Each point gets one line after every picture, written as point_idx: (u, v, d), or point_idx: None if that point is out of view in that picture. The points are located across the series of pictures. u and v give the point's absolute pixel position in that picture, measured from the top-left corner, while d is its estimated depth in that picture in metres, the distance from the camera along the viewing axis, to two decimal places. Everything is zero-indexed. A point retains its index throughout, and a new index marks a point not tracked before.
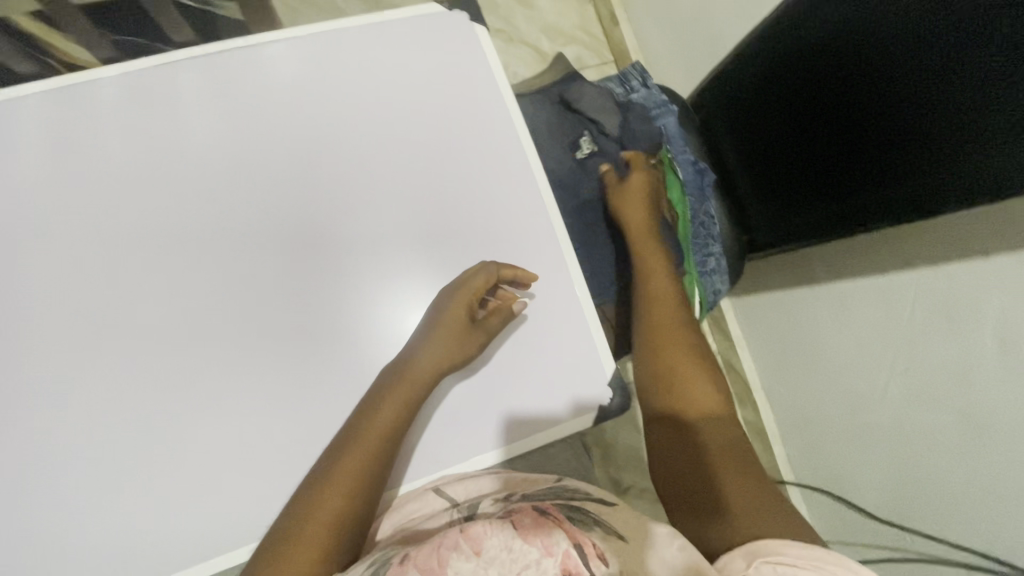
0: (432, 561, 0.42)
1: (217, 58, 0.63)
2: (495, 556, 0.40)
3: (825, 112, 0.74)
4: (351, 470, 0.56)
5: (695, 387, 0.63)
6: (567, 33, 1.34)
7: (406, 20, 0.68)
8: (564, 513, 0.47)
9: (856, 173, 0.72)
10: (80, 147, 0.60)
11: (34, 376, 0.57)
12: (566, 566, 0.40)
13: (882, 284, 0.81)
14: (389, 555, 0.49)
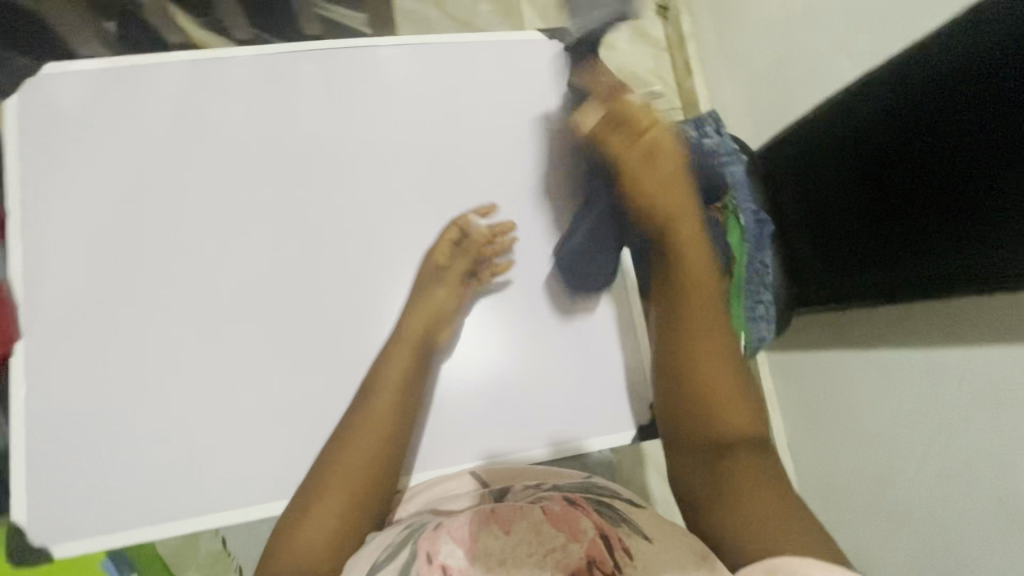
0: (463, 531, 0.48)
1: (341, 54, 0.70)
2: (522, 534, 0.46)
3: (883, 181, 0.75)
4: (365, 442, 0.58)
5: (727, 416, 0.54)
6: (641, 76, 1.40)
7: (511, 43, 0.74)
8: (592, 505, 0.51)
9: (908, 245, 0.72)
10: (208, 110, 0.67)
11: (121, 308, 0.61)
12: (592, 553, 0.44)
13: (930, 359, 0.80)
14: (421, 521, 0.53)
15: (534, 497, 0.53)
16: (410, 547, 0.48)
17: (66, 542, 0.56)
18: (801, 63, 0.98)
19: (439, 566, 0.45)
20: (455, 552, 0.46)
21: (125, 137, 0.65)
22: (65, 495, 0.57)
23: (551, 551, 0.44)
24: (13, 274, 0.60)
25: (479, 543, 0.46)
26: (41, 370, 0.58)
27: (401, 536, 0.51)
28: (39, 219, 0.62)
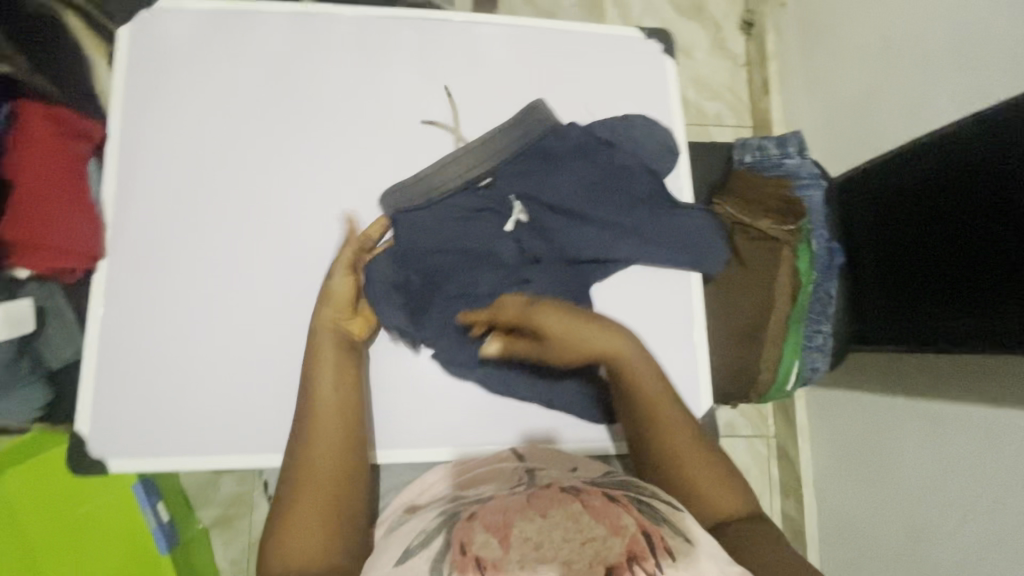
0: (500, 519, 0.44)
1: (440, 26, 0.71)
2: (557, 523, 0.43)
3: (965, 227, 0.70)
4: (329, 429, 0.53)
5: (715, 493, 0.53)
6: (714, 89, 1.38)
7: (608, 37, 0.74)
8: (632, 499, 0.46)
9: (984, 297, 0.68)
10: (306, 61, 0.68)
11: (199, 239, 0.62)
12: (632, 549, 0.41)
13: (986, 418, 0.77)
14: (459, 505, 0.49)
15: (571, 486, 0.48)
16: (445, 533, 0.45)
17: (118, 455, 0.58)
18: (892, 99, 0.96)
19: (473, 560, 0.42)
20: (490, 542, 0.42)
21: (223, 77, 0.66)
22: (124, 410, 0.59)
23: (588, 543, 0.42)
24: (103, 192, 0.62)
25: (512, 531, 0.43)
26: (117, 288, 0.60)
27: (437, 521, 0.47)
28: (133, 143, 0.63)
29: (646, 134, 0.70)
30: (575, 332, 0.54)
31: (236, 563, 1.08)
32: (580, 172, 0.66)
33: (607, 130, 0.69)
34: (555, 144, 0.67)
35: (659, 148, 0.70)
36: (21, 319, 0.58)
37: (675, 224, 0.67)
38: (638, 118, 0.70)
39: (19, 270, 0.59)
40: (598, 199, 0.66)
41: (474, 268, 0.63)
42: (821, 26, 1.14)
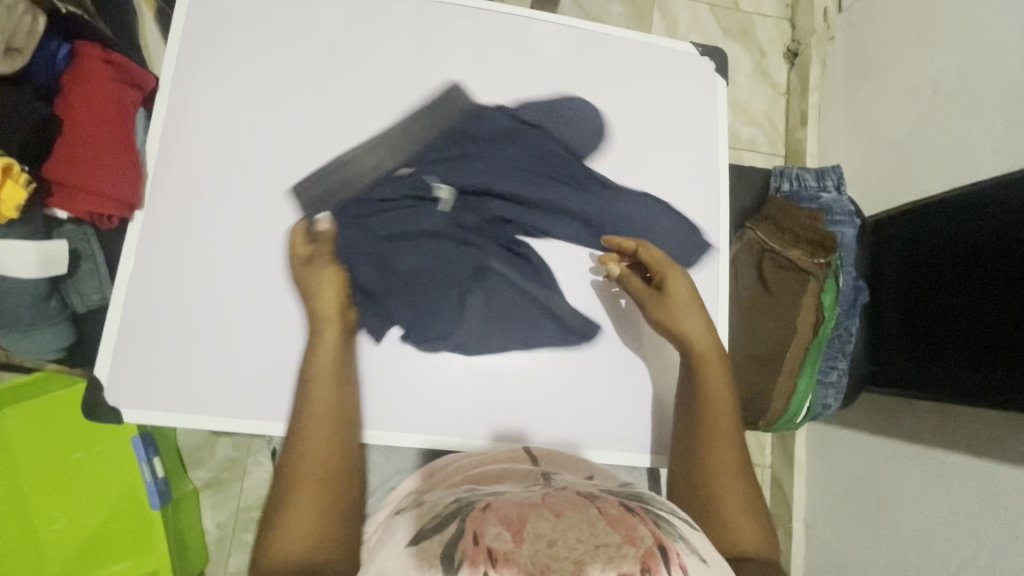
0: (513, 513, 0.37)
1: (499, 19, 0.71)
2: (574, 523, 0.36)
3: (986, 278, 0.69)
4: (319, 436, 0.55)
5: (734, 520, 0.57)
6: (752, 114, 1.38)
7: (663, 50, 0.74)
8: (650, 512, 0.40)
9: (999, 350, 0.67)
10: (362, 37, 0.68)
11: (237, 201, 0.62)
12: (646, 561, 0.35)
13: (988, 471, 0.77)
14: (471, 498, 0.43)
15: (588, 491, 0.42)
16: (455, 521, 0.39)
17: (134, 406, 0.58)
18: (934, 145, 0.95)
19: (485, 551, 0.34)
20: (504, 534, 0.35)
21: (280, 41, 0.66)
22: (145, 362, 0.59)
23: (603, 547, 0.34)
24: (148, 145, 0.61)
25: (526, 527, 0.35)
26: (152, 240, 0.60)
27: (446, 511, 0.41)
28: (183, 96, 0.63)
29: (584, 120, 0.70)
30: (688, 307, 0.63)
31: (223, 528, 1.08)
32: (509, 151, 0.68)
33: (537, 112, 0.69)
34: (497, 128, 0.68)
35: (594, 132, 0.70)
36: (55, 258, 0.57)
37: (624, 205, 0.68)
38: (583, 105, 0.70)
39: (57, 210, 0.57)
40: (540, 182, 0.67)
41: (442, 251, 0.64)
42: (867, 64, 1.14)
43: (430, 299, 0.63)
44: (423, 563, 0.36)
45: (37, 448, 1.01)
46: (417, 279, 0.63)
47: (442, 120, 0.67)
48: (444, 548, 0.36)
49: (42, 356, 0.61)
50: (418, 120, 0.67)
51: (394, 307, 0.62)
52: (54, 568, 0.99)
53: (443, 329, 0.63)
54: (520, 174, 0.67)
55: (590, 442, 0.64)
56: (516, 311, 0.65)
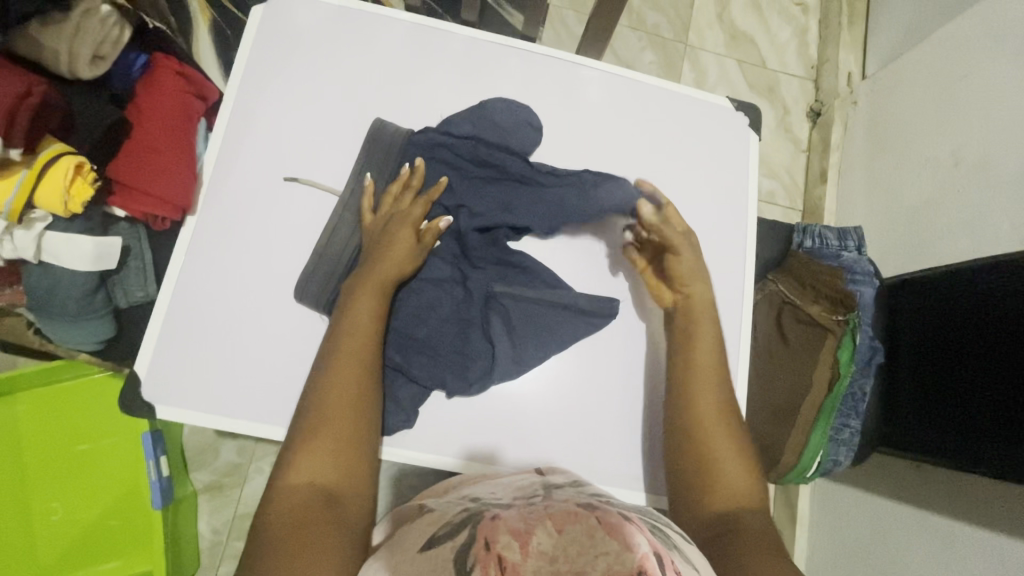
0: (522, 522, 0.36)
1: (547, 63, 0.74)
2: (573, 538, 0.35)
3: (1000, 350, 0.70)
4: (348, 372, 0.54)
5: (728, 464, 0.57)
6: (773, 167, 1.42)
7: (701, 103, 0.77)
8: (646, 523, 0.39)
9: (1014, 422, 0.67)
10: (418, 69, 0.71)
11: (286, 213, 0.65)
12: (643, 562, 0.32)
13: (993, 541, 0.76)
14: (481, 508, 0.43)
15: (588, 503, 0.40)
16: (466, 529, 0.38)
17: (165, 403, 0.59)
18: (954, 214, 0.98)
19: (495, 557, 0.34)
20: (513, 543, 0.34)
21: (340, 66, 0.69)
22: (182, 360, 0.60)
23: (603, 556, 0.33)
24: (207, 156, 0.64)
25: (531, 540, 0.34)
26: (199, 244, 0.62)
27: (458, 519, 0.41)
28: (245, 111, 0.66)
29: (510, 120, 0.68)
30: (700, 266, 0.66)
31: (217, 533, 1.07)
32: (457, 175, 0.68)
33: (464, 121, 0.68)
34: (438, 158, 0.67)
35: (521, 125, 0.69)
36: (108, 255, 0.58)
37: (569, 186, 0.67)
38: (496, 101, 0.69)
39: (115, 208, 0.60)
40: (494, 187, 0.67)
41: (430, 293, 0.65)
42: (889, 130, 1.18)
43: (432, 332, 0.64)
44: (435, 566, 0.37)
45: (44, 437, 1.01)
46: (435, 328, 0.64)
47: (379, 152, 0.67)
48: (457, 551, 0.37)
49: (81, 345, 0.63)
50: (361, 166, 0.67)
51: (402, 355, 0.63)
52: (45, 560, 0.98)
53: (456, 361, 0.63)
54: (476, 190, 0.67)
55: (605, 478, 0.65)
56: (538, 314, 0.65)
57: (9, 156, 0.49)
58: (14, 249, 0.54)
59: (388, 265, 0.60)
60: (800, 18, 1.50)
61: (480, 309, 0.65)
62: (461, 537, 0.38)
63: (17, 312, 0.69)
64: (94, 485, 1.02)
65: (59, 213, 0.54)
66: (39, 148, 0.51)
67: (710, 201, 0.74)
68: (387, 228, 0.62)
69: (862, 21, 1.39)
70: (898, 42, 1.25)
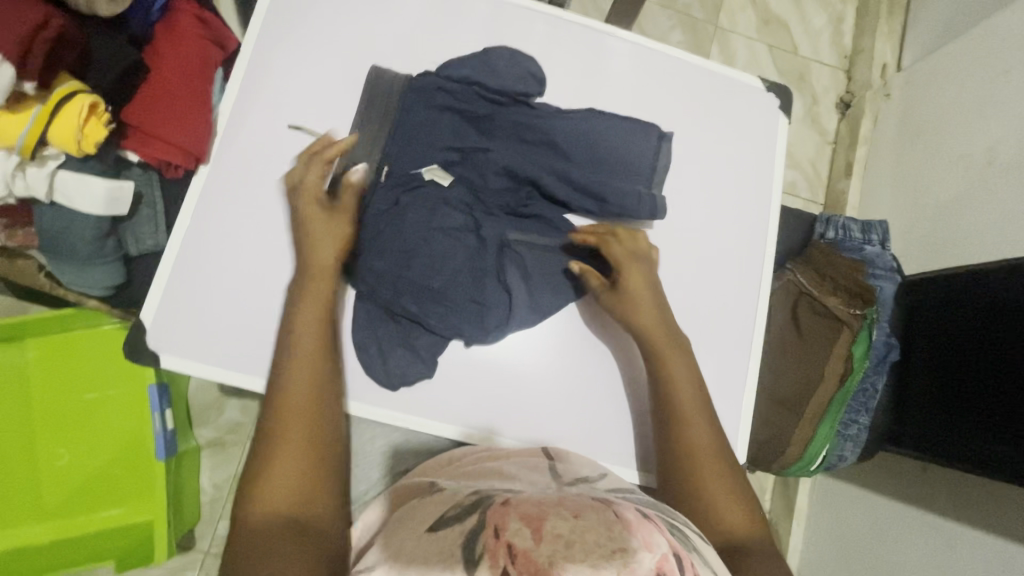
0: (535, 509, 0.35)
1: (575, 29, 0.72)
2: (592, 526, 0.34)
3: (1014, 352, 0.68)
4: (302, 385, 0.54)
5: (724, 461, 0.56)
6: (797, 158, 1.38)
7: (730, 81, 0.74)
8: (664, 522, 0.39)
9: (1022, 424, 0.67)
10: (441, 28, 0.69)
11: (301, 168, 0.64)
12: (661, 566, 0.33)
13: (996, 544, 0.75)
14: (489, 491, 0.42)
15: (603, 497, 0.40)
16: (475, 513, 0.38)
17: (174, 352, 0.59)
18: (983, 214, 0.95)
19: (505, 545, 0.33)
20: (524, 529, 0.34)
21: (362, 22, 0.68)
22: (191, 310, 0.60)
23: (621, 552, 0.33)
24: (223, 107, 0.63)
25: (546, 525, 0.34)
26: (210, 195, 0.61)
27: (468, 501, 0.40)
28: (263, 61, 0.65)
29: (512, 66, 0.67)
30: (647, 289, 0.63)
31: (219, 489, 1.09)
32: (461, 118, 0.66)
33: (465, 67, 0.67)
34: (439, 105, 0.66)
35: (524, 75, 0.67)
36: (120, 199, 0.58)
37: (575, 127, 0.67)
38: (498, 50, 0.68)
39: (128, 151, 0.59)
40: (507, 134, 0.66)
41: (441, 242, 0.62)
42: (923, 124, 1.14)
43: (451, 280, 0.62)
44: (442, 552, 0.36)
45: (52, 384, 1.02)
46: (451, 278, 0.62)
47: (379, 100, 0.66)
48: (465, 536, 0.36)
49: (92, 291, 0.63)
50: (362, 115, 0.65)
51: (417, 305, 0.61)
52: (49, 503, 1.00)
53: (473, 311, 0.62)
54: (487, 131, 0.66)
55: (609, 454, 0.64)
56: (554, 266, 0.65)
57: (22, 89, 0.48)
58: (26, 187, 0.54)
59: (322, 249, 0.59)
60: (837, 5, 1.45)
61: (495, 257, 0.64)
62: (469, 521, 0.37)
63: (29, 255, 0.69)
64: (98, 435, 1.03)
65: (73, 152, 0.53)
66: (54, 84, 0.51)
67: (732, 183, 0.72)
68: (313, 209, 0.61)
69: (902, 10, 1.34)
70: (938, 34, 1.20)
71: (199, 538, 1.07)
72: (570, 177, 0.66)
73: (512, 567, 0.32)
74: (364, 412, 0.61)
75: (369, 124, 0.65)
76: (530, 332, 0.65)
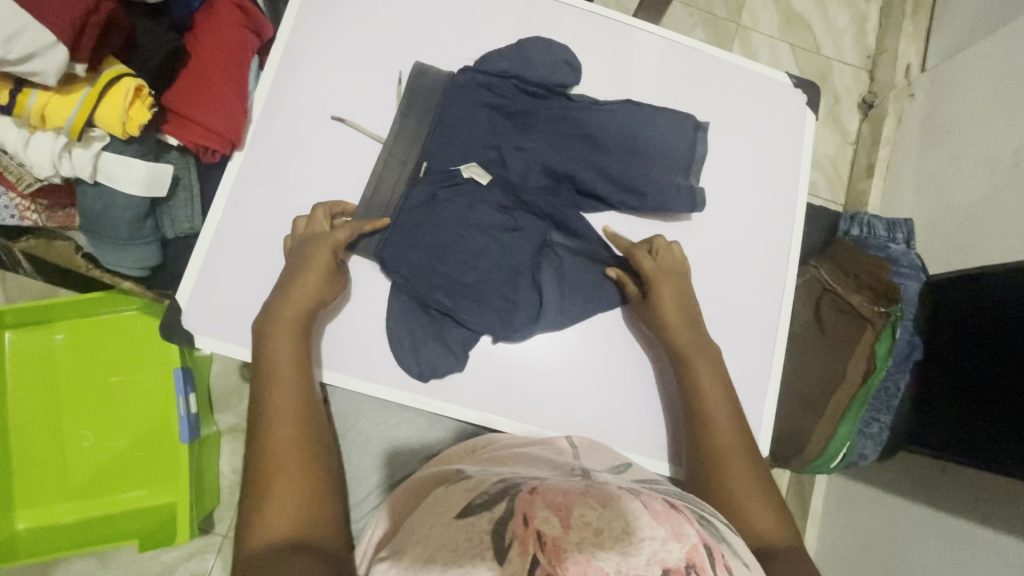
0: (562, 499, 0.36)
1: (603, 22, 0.72)
2: (619, 514, 0.35)
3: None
4: (285, 406, 0.54)
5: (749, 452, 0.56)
6: (817, 158, 1.38)
7: (758, 76, 0.74)
8: (692, 512, 0.40)
9: None
10: (471, 20, 0.70)
11: (333, 156, 0.65)
12: (691, 557, 0.34)
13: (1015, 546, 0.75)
14: (517, 480, 0.43)
15: (632, 486, 0.41)
16: (504, 501, 0.38)
17: (206, 333, 0.60)
18: (1008, 215, 0.94)
19: (534, 533, 0.34)
20: (552, 518, 0.35)
21: (394, 13, 0.68)
22: (223, 291, 0.61)
23: (649, 540, 0.34)
24: (258, 95, 0.64)
25: (573, 514, 0.35)
26: (244, 180, 0.63)
27: (494, 489, 0.41)
28: (297, 50, 0.66)
29: (548, 58, 0.68)
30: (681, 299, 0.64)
31: (238, 473, 1.11)
32: (500, 115, 0.68)
33: (503, 60, 0.68)
34: (478, 99, 0.67)
35: (559, 66, 0.68)
36: (159, 181, 0.59)
37: (611, 122, 0.67)
38: (535, 43, 0.68)
39: (168, 136, 0.60)
40: (545, 131, 0.68)
41: (479, 238, 0.64)
42: (947, 124, 1.13)
43: (481, 277, 0.64)
44: (472, 538, 0.36)
45: (79, 367, 1.04)
46: (484, 275, 0.64)
47: (411, 90, 0.67)
48: (495, 525, 0.36)
49: (128, 271, 0.64)
50: (403, 110, 0.66)
51: (450, 300, 0.63)
52: (75, 483, 1.03)
53: (504, 307, 0.63)
54: (524, 128, 0.68)
55: (631, 445, 0.65)
56: (587, 269, 0.67)
57: (73, 71, 0.50)
58: (72, 168, 0.56)
59: (307, 288, 0.58)
60: (861, 4, 1.44)
61: (532, 255, 0.66)
62: (497, 510, 0.38)
63: (67, 236, 0.71)
64: (122, 418, 1.05)
65: (118, 134, 0.55)
66: (103, 68, 0.52)
67: (758, 178, 0.72)
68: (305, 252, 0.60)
69: (927, 10, 1.33)
70: (964, 34, 1.19)
71: (218, 522, 1.09)
72: (610, 174, 0.67)
73: (541, 556, 0.33)
74: (389, 395, 0.62)
75: (410, 121, 0.66)
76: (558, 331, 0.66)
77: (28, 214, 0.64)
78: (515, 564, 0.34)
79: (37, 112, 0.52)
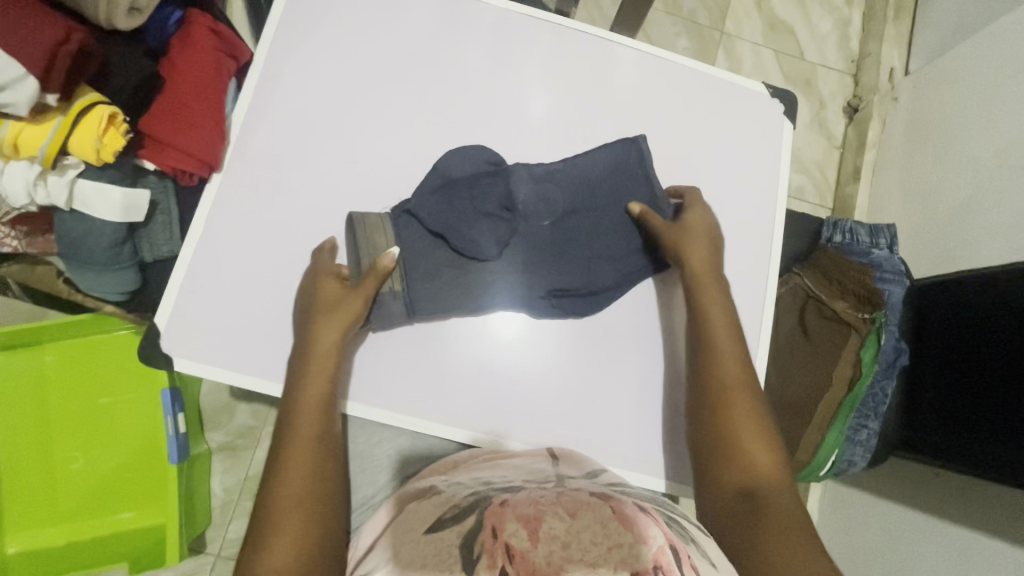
0: (530, 508, 0.37)
1: (577, 38, 0.73)
2: (588, 524, 0.35)
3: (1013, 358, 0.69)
4: (304, 444, 0.54)
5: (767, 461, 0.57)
6: (805, 162, 1.38)
7: (734, 89, 0.75)
8: (661, 515, 0.41)
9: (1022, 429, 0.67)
10: (446, 38, 0.70)
11: (309, 176, 0.65)
12: (658, 558, 0.34)
13: (1006, 551, 0.74)
14: (489, 492, 0.43)
15: (601, 492, 0.42)
16: (473, 514, 0.38)
17: (187, 355, 0.60)
18: (992, 217, 0.94)
19: (503, 546, 0.34)
20: (521, 531, 0.34)
21: (369, 33, 0.69)
22: (201, 314, 0.61)
23: (617, 548, 0.34)
24: (235, 116, 0.65)
25: (542, 526, 0.35)
26: (224, 200, 0.63)
27: (465, 503, 0.41)
28: (273, 73, 0.66)
29: (467, 168, 0.66)
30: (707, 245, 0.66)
31: (229, 492, 1.10)
32: (450, 208, 0.63)
33: (430, 196, 0.64)
34: (424, 234, 0.63)
35: (482, 168, 0.66)
36: (136, 206, 0.60)
37: (552, 188, 0.66)
38: (452, 157, 0.66)
39: (145, 160, 0.62)
40: (494, 198, 0.64)
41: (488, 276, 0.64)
42: (930, 128, 1.14)
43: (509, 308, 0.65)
44: (440, 553, 0.36)
45: (66, 388, 1.04)
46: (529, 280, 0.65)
47: (392, 112, 0.68)
48: (464, 536, 0.36)
49: (109, 295, 0.65)
50: (384, 132, 0.67)
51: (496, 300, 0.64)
52: (66, 506, 1.02)
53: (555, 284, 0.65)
54: (471, 212, 0.63)
55: (614, 458, 0.65)
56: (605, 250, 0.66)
57: (46, 100, 0.51)
58: (47, 196, 0.57)
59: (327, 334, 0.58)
60: (843, 10, 1.45)
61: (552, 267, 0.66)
62: (467, 522, 0.37)
63: (49, 260, 0.72)
64: (113, 439, 1.05)
65: (92, 161, 0.55)
66: (76, 98, 0.53)
67: (736, 187, 0.72)
68: (324, 309, 0.59)
69: (908, 14, 1.34)
70: (945, 37, 1.20)
71: (210, 542, 1.08)
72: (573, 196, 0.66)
73: (510, 566, 0.33)
74: (366, 412, 0.63)
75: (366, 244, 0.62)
76: (544, 352, 0.65)
77: (7, 240, 0.65)
78: (482, 573, 0.33)
79: (10, 141, 0.52)
